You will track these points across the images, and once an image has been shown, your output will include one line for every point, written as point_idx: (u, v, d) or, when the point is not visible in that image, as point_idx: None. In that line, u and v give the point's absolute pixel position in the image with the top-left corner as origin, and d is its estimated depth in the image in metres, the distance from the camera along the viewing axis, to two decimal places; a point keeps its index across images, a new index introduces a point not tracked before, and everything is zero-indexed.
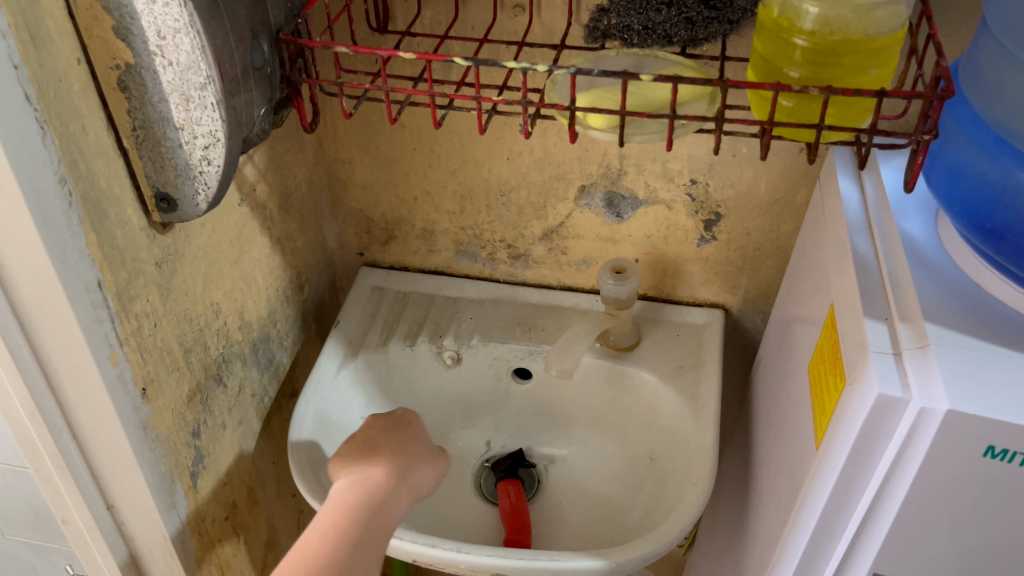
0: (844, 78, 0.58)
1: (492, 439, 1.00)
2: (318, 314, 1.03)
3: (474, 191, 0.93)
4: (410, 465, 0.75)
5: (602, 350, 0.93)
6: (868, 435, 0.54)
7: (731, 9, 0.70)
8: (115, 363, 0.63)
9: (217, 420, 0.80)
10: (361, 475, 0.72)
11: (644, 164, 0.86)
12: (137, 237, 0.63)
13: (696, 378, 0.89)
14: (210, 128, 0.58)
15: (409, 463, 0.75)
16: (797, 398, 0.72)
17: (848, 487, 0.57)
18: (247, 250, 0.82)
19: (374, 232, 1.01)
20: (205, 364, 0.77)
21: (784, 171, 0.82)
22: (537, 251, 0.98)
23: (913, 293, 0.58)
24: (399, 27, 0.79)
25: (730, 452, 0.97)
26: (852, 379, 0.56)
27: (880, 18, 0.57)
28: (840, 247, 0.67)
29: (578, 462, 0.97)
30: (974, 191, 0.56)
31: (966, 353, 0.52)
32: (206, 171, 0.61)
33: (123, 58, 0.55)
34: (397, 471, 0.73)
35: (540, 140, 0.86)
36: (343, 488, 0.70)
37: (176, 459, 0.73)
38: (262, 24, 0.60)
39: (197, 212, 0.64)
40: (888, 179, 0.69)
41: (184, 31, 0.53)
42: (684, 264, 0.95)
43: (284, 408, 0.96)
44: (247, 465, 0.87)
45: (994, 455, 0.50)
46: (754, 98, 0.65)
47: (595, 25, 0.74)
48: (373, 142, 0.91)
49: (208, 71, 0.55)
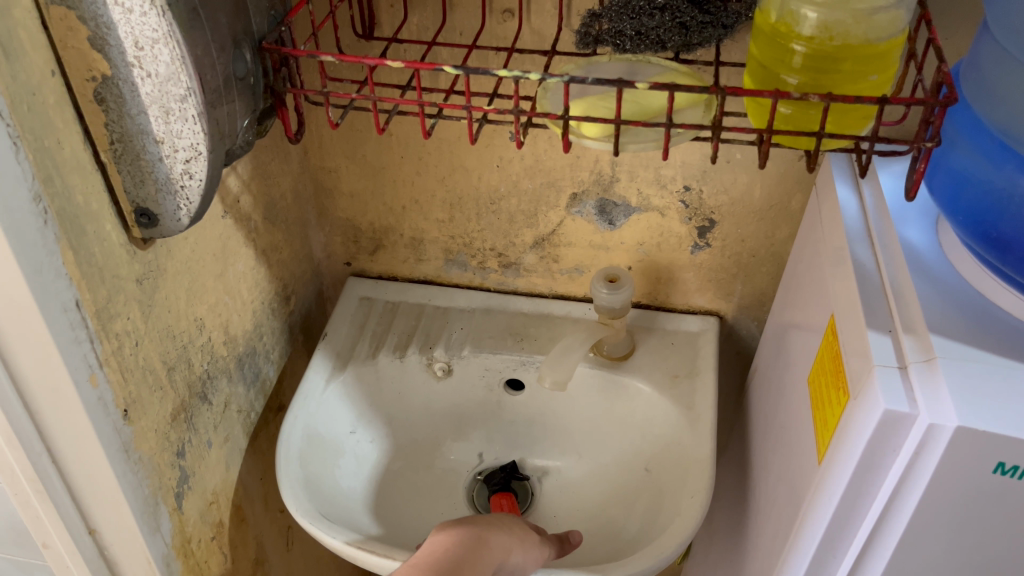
0: (843, 84, 0.57)
1: (484, 451, 0.98)
2: (305, 325, 1.01)
3: (464, 199, 0.91)
4: (514, 533, 0.73)
5: (596, 360, 0.91)
6: (873, 452, 0.52)
7: (725, 14, 0.68)
8: (95, 386, 0.61)
9: (202, 439, 0.78)
10: (472, 539, 0.69)
11: (637, 170, 0.84)
12: (116, 254, 0.61)
13: (691, 388, 0.88)
14: (191, 141, 0.56)
15: (520, 537, 0.73)
16: (795, 409, 0.70)
17: (852, 503, 0.56)
18: (231, 263, 0.79)
19: (362, 242, 0.99)
20: (189, 382, 0.75)
21: (779, 177, 0.81)
22: (528, 259, 0.96)
23: (916, 304, 0.56)
24: (386, 33, 0.77)
25: (727, 462, 0.96)
26: (856, 394, 0.54)
27: (880, 23, 0.55)
28: (838, 255, 0.66)
29: (572, 474, 0.96)
30: (978, 200, 0.55)
31: (972, 365, 0.51)
32: (188, 185, 0.59)
33: (100, 69, 0.53)
34: (493, 530, 0.72)
35: (530, 147, 0.84)
36: (450, 535, 0.69)
37: (160, 481, 0.71)
38: (244, 33, 0.58)
39: (179, 227, 0.62)
40: (887, 185, 0.68)
41: (163, 41, 0.51)
42: (677, 271, 0.93)
43: (271, 423, 0.93)
44: (233, 483, 0.85)
45: (1003, 471, 0.48)
46: (751, 105, 0.63)
47: (586, 30, 0.73)
48: (360, 150, 0.89)
49: (188, 82, 0.53)
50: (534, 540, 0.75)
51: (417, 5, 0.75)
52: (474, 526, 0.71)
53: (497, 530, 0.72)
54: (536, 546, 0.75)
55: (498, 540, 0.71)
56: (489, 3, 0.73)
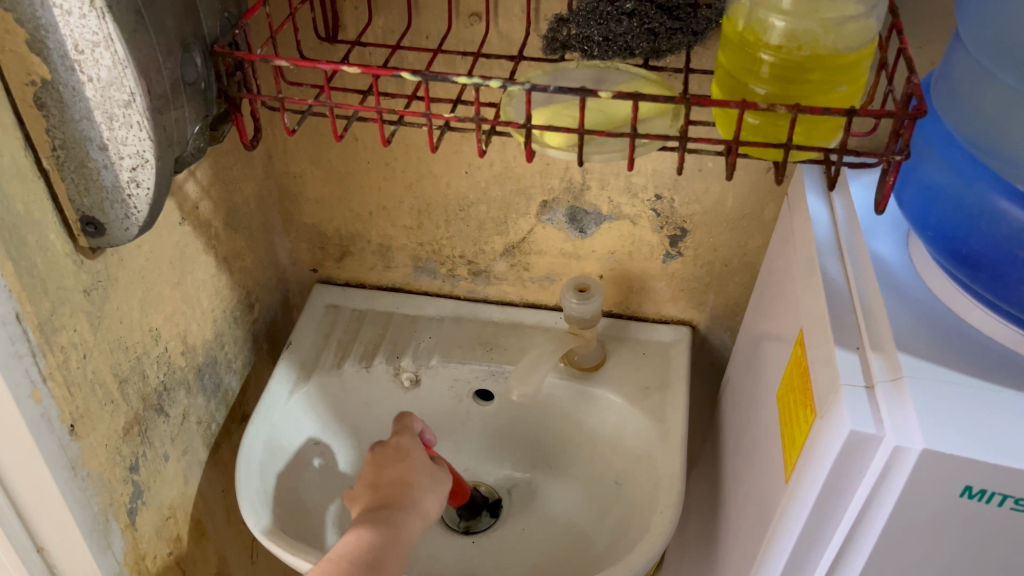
0: (812, 95, 0.56)
1: (453, 461, 0.96)
2: (270, 333, 0.98)
3: (432, 206, 0.89)
4: (418, 500, 0.71)
5: (566, 370, 0.90)
6: (839, 473, 0.51)
7: (695, 20, 0.67)
8: (37, 402, 0.58)
9: (158, 452, 0.76)
10: (394, 535, 0.66)
11: (608, 178, 0.83)
12: (61, 264, 0.59)
13: (662, 400, 0.87)
14: (137, 148, 0.54)
15: (422, 497, 0.71)
16: (765, 425, 0.69)
17: (818, 524, 0.54)
18: (189, 271, 0.77)
19: (329, 248, 0.97)
20: (144, 394, 0.73)
21: (751, 187, 0.80)
22: (498, 267, 0.94)
23: (885, 321, 0.55)
24: (349, 36, 0.75)
25: (699, 473, 0.94)
26: (822, 413, 0.53)
27: (850, 33, 0.54)
28: (808, 268, 0.64)
29: (541, 486, 0.94)
30: (949, 215, 0.53)
31: (940, 385, 0.50)
32: (135, 193, 0.56)
33: (39, 73, 0.50)
34: (409, 514, 0.69)
35: (499, 153, 0.82)
36: (370, 532, 0.65)
37: (111, 498, 0.69)
38: (194, 36, 0.56)
39: (128, 236, 0.60)
40: (858, 197, 0.67)
41: (104, 44, 0.49)
42: (650, 280, 0.92)
43: (232, 434, 0.91)
44: (192, 496, 0.83)
45: (971, 495, 0.47)
46: (719, 114, 0.62)
47: (554, 35, 0.71)
48: (325, 155, 0.87)
49: (132, 87, 0.51)
50: (434, 483, 0.73)
51: (382, 8, 0.73)
52: (392, 517, 0.67)
53: (412, 512, 0.69)
54: (438, 486, 0.73)
55: (415, 525, 0.69)
56: (456, 6, 0.72)
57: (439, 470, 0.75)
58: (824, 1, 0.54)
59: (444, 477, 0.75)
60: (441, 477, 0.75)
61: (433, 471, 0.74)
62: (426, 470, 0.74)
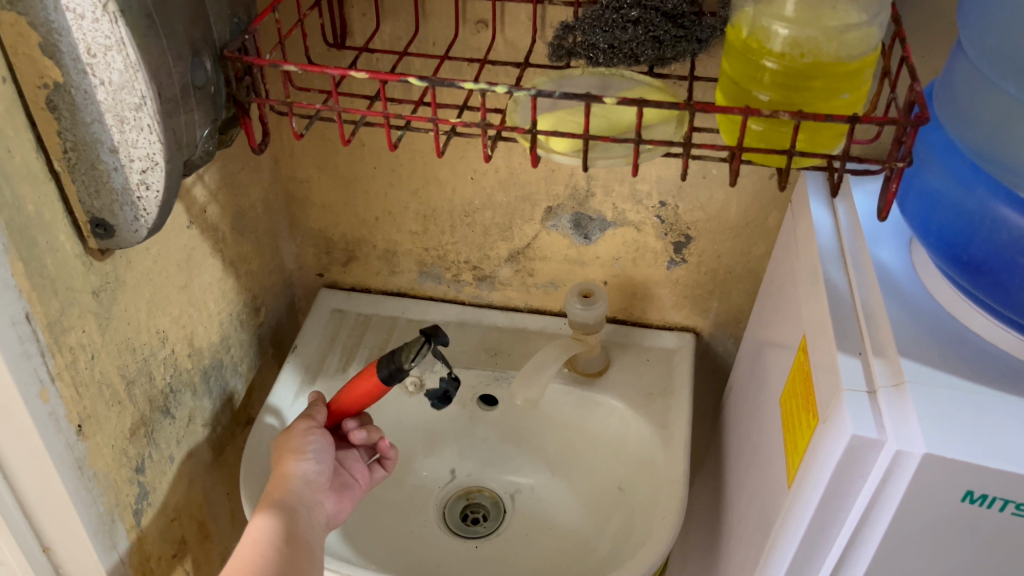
0: (815, 102, 0.56)
1: (457, 467, 0.96)
2: (276, 337, 0.99)
3: (438, 212, 0.90)
4: (281, 473, 0.71)
5: (570, 376, 0.90)
6: (841, 477, 0.51)
7: (700, 27, 0.67)
8: (46, 401, 0.59)
9: (163, 454, 0.76)
10: (283, 515, 0.68)
11: (613, 185, 0.83)
12: (70, 265, 0.60)
13: (665, 406, 0.87)
14: (147, 150, 0.55)
15: (286, 468, 0.71)
16: (768, 430, 0.69)
17: (820, 529, 0.54)
18: (196, 275, 0.78)
19: (334, 253, 0.98)
20: (150, 396, 0.73)
21: (755, 194, 0.80)
22: (503, 273, 0.95)
23: (887, 326, 0.55)
24: (357, 42, 0.76)
25: (702, 480, 0.95)
26: (825, 418, 0.53)
27: (852, 41, 0.54)
28: (810, 274, 0.65)
29: (546, 492, 0.94)
30: (949, 222, 0.54)
31: (942, 390, 0.50)
32: (145, 196, 0.57)
33: (51, 76, 0.51)
34: (281, 488, 0.70)
35: (504, 160, 0.83)
36: (263, 520, 0.67)
37: (116, 499, 0.69)
38: (203, 40, 0.57)
39: (137, 238, 0.60)
40: (861, 205, 0.67)
41: (116, 48, 0.50)
42: (653, 287, 0.92)
43: (238, 437, 0.92)
44: (197, 498, 0.83)
45: (972, 500, 0.47)
46: (723, 121, 0.62)
47: (559, 43, 0.71)
48: (331, 161, 0.87)
49: (143, 90, 0.52)
50: (296, 443, 0.73)
51: (389, 14, 0.74)
52: (278, 497, 0.69)
53: (285, 487, 0.70)
54: (298, 443, 0.73)
55: (294, 498, 0.70)
56: (463, 13, 0.72)
57: (300, 425, 0.74)
58: (827, 9, 0.55)
59: (307, 425, 0.74)
60: (303, 431, 0.73)
61: (290, 435, 0.73)
62: (286, 439, 0.73)
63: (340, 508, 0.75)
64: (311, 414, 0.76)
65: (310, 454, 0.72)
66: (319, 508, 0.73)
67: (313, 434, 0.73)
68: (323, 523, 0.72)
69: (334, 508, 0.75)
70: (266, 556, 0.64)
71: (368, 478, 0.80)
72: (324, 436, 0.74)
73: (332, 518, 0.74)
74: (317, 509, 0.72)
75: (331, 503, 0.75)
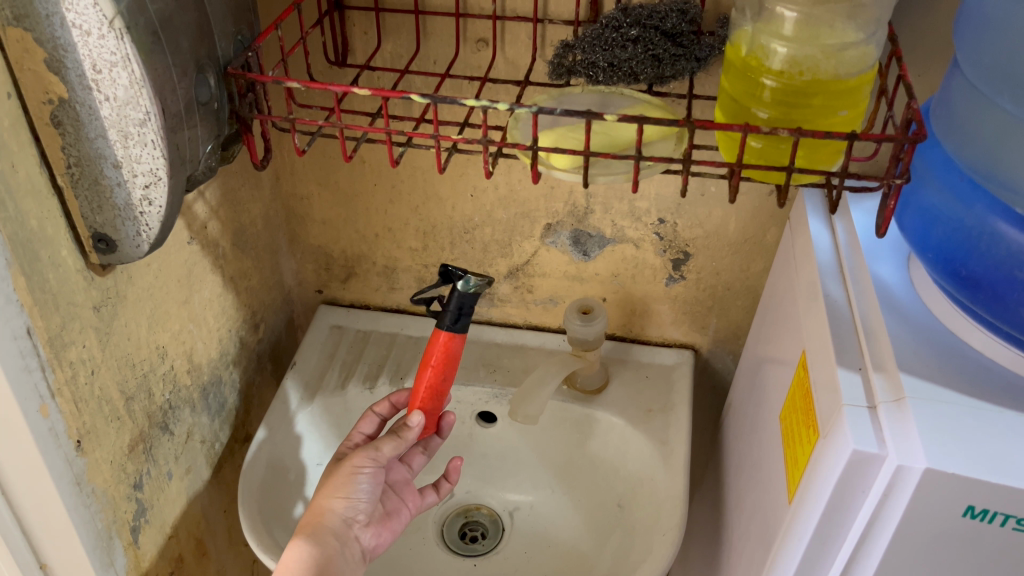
0: (814, 119, 0.57)
1: (455, 485, 0.96)
2: (274, 354, 0.99)
3: (437, 228, 0.90)
4: (321, 507, 0.67)
5: (569, 393, 0.90)
6: (843, 492, 0.51)
7: (698, 46, 0.68)
8: (46, 416, 0.59)
9: (161, 470, 0.76)
10: (318, 550, 0.65)
11: (612, 203, 0.84)
12: (72, 280, 0.60)
13: (665, 423, 0.87)
14: (150, 166, 0.55)
15: (327, 503, 0.68)
16: (768, 446, 0.69)
17: (822, 545, 0.54)
18: (196, 290, 0.78)
19: (334, 269, 0.98)
20: (149, 412, 0.73)
21: (753, 211, 0.81)
22: (502, 289, 0.95)
23: (887, 342, 0.56)
24: (359, 60, 0.77)
25: (701, 496, 0.94)
26: (825, 433, 0.53)
27: (850, 58, 0.55)
28: (809, 291, 0.65)
29: (545, 509, 0.93)
30: (948, 238, 0.54)
31: (942, 404, 0.50)
32: (147, 211, 0.57)
33: (56, 91, 0.51)
34: (320, 525, 0.66)
35: (504, 176, 0.83)
36: (298, 549, 0.65)
37: (114, 515, 0.69)
38: (208, 57, 0.58)
39: (138, 253, 0.60)
40: (859, 222, 0.67)
41: (122, 64, 0.50)
42: (652, 304, 0.92)
43: (236, 454, 0.91)
44: (195, 516, 0.83)
45: (973, 515, 0.47)
46: (722, 138, 0.63)
47: (559, 60, 0.72)
48: (331, 178, 0.88)
49: (148, 106, 0.52)
50: (343, 480, 0.68)
51: (391, 33, 0.74)
52: (313, 529, 0.66)
53: (323, 521, 0.67)
54: (346, 480, 0.69)
55: (332, 533, 0.66)
56: (464, 32, 0.73)
57: (353, 460, 0.69)
58: (824, 27, 0.56)
59: (359, 461, 0.69)
60: (354, 469, 0.68)
61: (340, 469, 0.69)
62: (336, 473, 0.69)
63: (380, 541, 0.71)
64: (379, 444, 0.69)
65: (357, 495, 0.69)
66: (356, 545, 0.69)
67: (363, 472, 0.69)
68: (358, 561, 0.69)
69: (374, 541, 0.71)
70: None
71: (422, 503, 0.77)
72: (373, 474, 0.69)
73: (370, 552, 0.70)
74: (354, 545, 0.69)
75: (371, 537, 0.71)
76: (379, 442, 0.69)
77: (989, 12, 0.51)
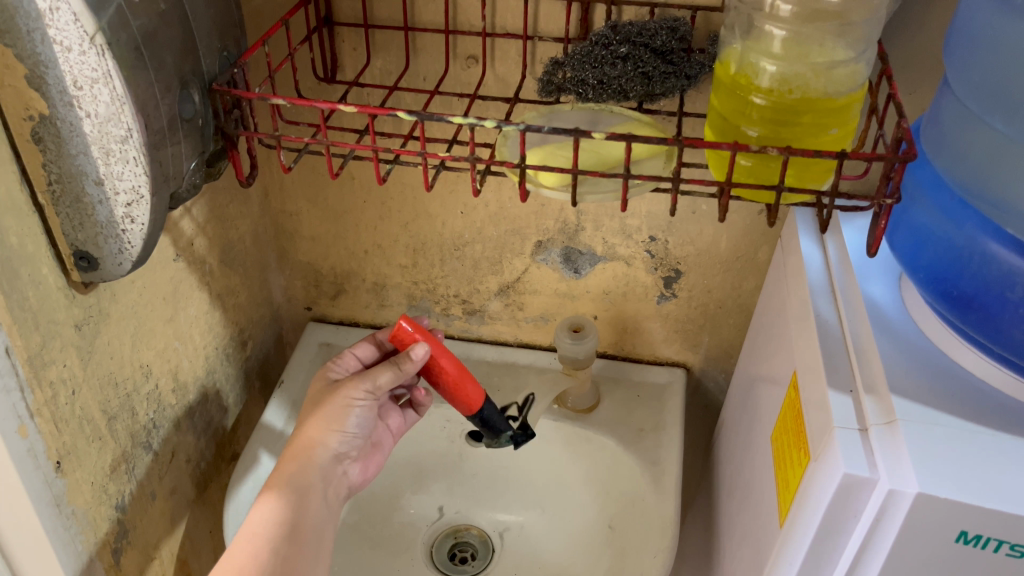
0: (804, 138, 0.56)
1: (444, 504, 0.95)
2: (263, 371, 0.98)
3: (427, 245, 0.89)
4: (312, 439, 0.69)
5: (560, 412, 0.90)
6: (833, 516, 0.50)
7: (689, 64, 0.67)
8: (24, 437, 0.58)
9: (145, 490, 0.75)
10: (298, 496, 0.66)
11: (602, 220, 0.83)
12: (53, 298, 0.59)
13: (656, 442, 0.86)
14: (132, 183, 0.54)
15: (319, 436, 0.69)
16: (759, 469, 0.68)
17: (813, 569, 0.53)
18: (183, 308, 0.77)
19: (323, 286, 0.97)
20: (133, 431, 0.72)
21: (745, 230, 0.80)
22: (493, 307, 0.94)
23: (878, 363, 0.55)
24: (348, 76, 0.76)
25: (693, 517, 0.93)
26: (816, 456, 0.52)
27: (840, 77, 0.55)
28: (800, 311, 0.64)
29: (535, 529, 0.92)
30: (940, 257, 0.54)
31: (934, 427, 0.49)
32: (130, 228, 0.57)
33: (37, 108, 0.51)
34: (311, 458, 0.68)
35: (494, 193, 0.83)
36: (269, 506, 0.65)
37: (95, 536, 0.68)
38: (193, 74, 0.57)
39: (121, 271, 0.59)
40: (851, 240, 0.67)
41: (103, 80, 0.49)
42: (644, 321, 0.92)
43: (223, 472, 0.90)
44: (180, 536, 0.82)
45: (966, 540, 0.46)
46: (711, 156, 0.62)
47: (549, 78, 0.71)
48: (320, 194, 0.87)
49: (130, 123, 0.51)
50: (336, 412, 0.70)
51: (380, 49, 0.74)
52: (299, 470, 0.67)
53: (313, 457, 0.69)
54: (338, 412, 0.71)
55: (322, 469, 0.69)
56: (454, 48, 0.73)
57: (348, 391, 0.70)
58: (815, 45, 0.55)
59: (353, 394, 0.70)
60: (348, 401, 0.70)
61: (333, 399, 0.71)
62: (327, 400, 0.71)
63: (364, 473, 0.76)
64: (376, 374, 0.69)
65: (348, 428, 0.71)
66: (342, 476, 0.73)
67: (356, 405, 0.71)
68: (340, 493, 0.72)
69: (359, 474, 0.75)
70: (267, 545, 0.62)
71: (399, 426, 0.82)
72: (365, 408, 0.71)
73: (354, 483, 0.75)
74: (338, 478, 0.72)
75: (354, 469, 0.75)
76: (375, 373, 0.69)
77: (978, 30, 0.51)
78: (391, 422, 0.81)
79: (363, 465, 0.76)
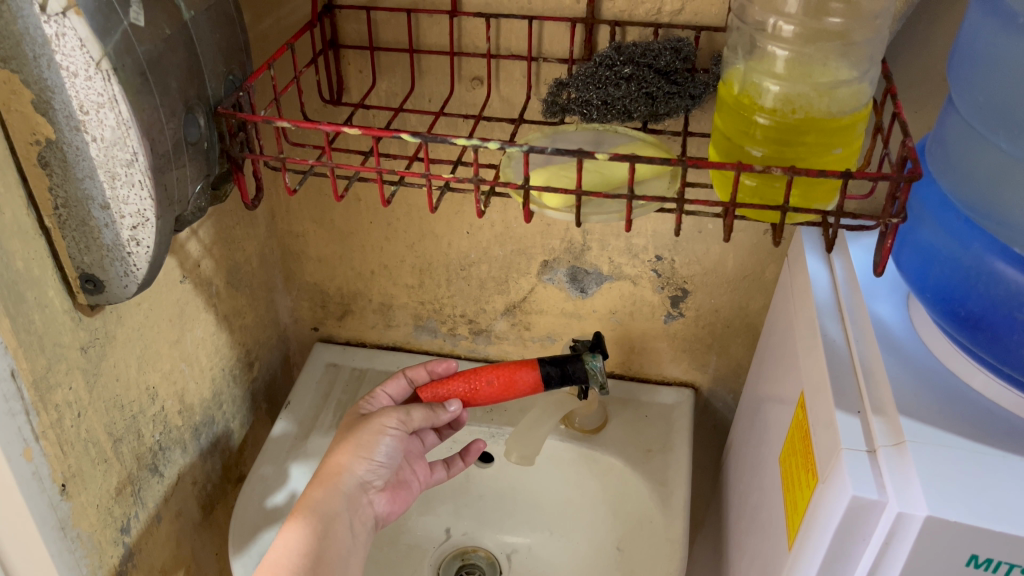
0: (808, 156, 0.56)
1: (451, 526, 0.94)
2: (270, 393, 0.98)
3: (433, 265, 0.90)
4: (340, 465, 0.69)
5: (567, 432, 0.89)
6: (842, 539, 0.49)
7: (693, 84, 0.67)
8: (29, 460, 0.58)
9: (151, 513, 0.75)
10: (323, 526, 0.66)
11: (608, 240, 0.83)
12: (59, 321, 0.59)
13: (664, 463, 0.85)
14: (138, 207, 0.54)
15: (347, 462, 0.69)
16: (767, 490, 0.68)
17: None
18: (189, 329, 0.77)
19: (330, 306, 0.97)
20: (139, 454, 0.72)
21: (751, 248, 0.80)
22: (499, 326, 0.94)
23: (886, 385, 0.54)
24: (354, 98, 0.77)
25: (703, 537, 0.93)
26: (824, 477, 0.52)
27: (843, 97, 0.55)
28: (807, 329, 0.64)
29: (543, 551, 0.91)
30: (947, 277, 0.53)
31: (943, 449, 0.49)
32: (136, 251, 0.57)
33: (43, 133, 0.51)
34: (336, 485, 0.68)
35: (500, 214, 0.83)
36: (294, 541, 0.65)
37: (100, 560, 0.67)
38: (197, 97, 0.57)
39: (127, 293, 0.60)
40: (858, 260, 0.66)
41: (109, 105, 0.50)
42: (651, 341, 0.91)
43: (229, 494, 0.90)
44: (186, 558, 0.81)
45: (977, 564, 0.46)
46: (716, 176, 0.62)
47: (553, 99, 0.69)
48: (327, 215, 0.87)
49: (135, 147, 0.51)
50: (368, 439, 0.70)
51: (386, 71, 0.74)
52: (320, 497, 0.67)
53: (338, 482, 0.68)
54: (370, 439, 0.70)
55: (344, 495, 0.68)
56: (458, 70, 0.73)
57: (382, 418, 0.70)
58: (818, 65, 0.56)
59: (387, 421, 0.70)
60: (380, 429, 0.70)
61: (366, 426, 0.70)
62: (361, 429, 0.71)
63: (393, 508, 0.74)
64: (411, 409, 0.71)
65: (377, 456, 0.70)
66: (368, 507, 0.71)
67: (388, 434, 0.70)
68: (368, 524, 0.71)
69: (387, 507, 0.74)
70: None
71: (426, 477, 0.79)
72: (398, 439, 0.71)
73: (380, 518, 0.73)
74: (365, 508, 0.71)
75: (383, 502, 0.73)
76: (412, 406, 0.71)
77: (979, 50, 0.51)
78: (421, 469, 0.78)
79: (393, 498, 0.74)
